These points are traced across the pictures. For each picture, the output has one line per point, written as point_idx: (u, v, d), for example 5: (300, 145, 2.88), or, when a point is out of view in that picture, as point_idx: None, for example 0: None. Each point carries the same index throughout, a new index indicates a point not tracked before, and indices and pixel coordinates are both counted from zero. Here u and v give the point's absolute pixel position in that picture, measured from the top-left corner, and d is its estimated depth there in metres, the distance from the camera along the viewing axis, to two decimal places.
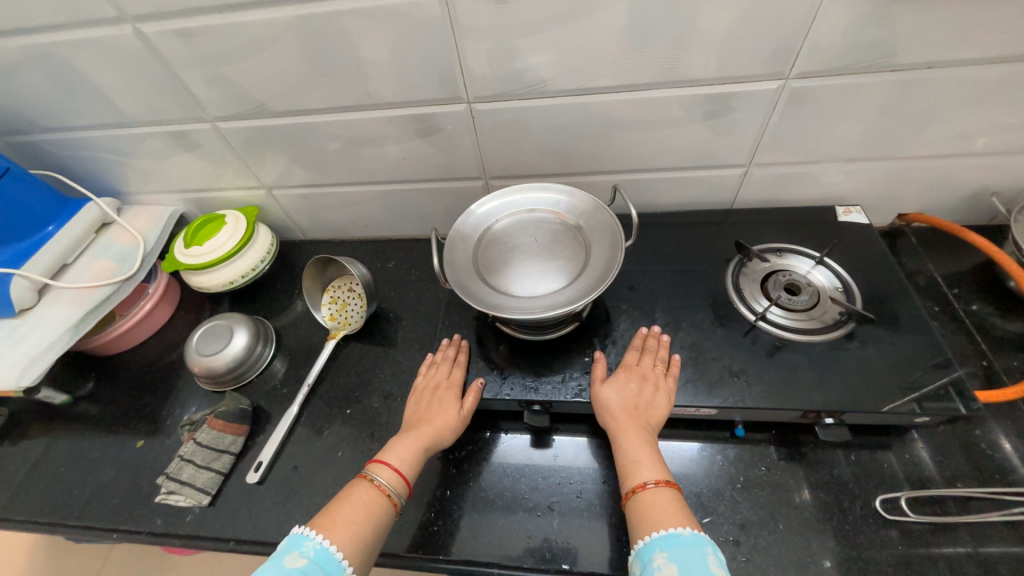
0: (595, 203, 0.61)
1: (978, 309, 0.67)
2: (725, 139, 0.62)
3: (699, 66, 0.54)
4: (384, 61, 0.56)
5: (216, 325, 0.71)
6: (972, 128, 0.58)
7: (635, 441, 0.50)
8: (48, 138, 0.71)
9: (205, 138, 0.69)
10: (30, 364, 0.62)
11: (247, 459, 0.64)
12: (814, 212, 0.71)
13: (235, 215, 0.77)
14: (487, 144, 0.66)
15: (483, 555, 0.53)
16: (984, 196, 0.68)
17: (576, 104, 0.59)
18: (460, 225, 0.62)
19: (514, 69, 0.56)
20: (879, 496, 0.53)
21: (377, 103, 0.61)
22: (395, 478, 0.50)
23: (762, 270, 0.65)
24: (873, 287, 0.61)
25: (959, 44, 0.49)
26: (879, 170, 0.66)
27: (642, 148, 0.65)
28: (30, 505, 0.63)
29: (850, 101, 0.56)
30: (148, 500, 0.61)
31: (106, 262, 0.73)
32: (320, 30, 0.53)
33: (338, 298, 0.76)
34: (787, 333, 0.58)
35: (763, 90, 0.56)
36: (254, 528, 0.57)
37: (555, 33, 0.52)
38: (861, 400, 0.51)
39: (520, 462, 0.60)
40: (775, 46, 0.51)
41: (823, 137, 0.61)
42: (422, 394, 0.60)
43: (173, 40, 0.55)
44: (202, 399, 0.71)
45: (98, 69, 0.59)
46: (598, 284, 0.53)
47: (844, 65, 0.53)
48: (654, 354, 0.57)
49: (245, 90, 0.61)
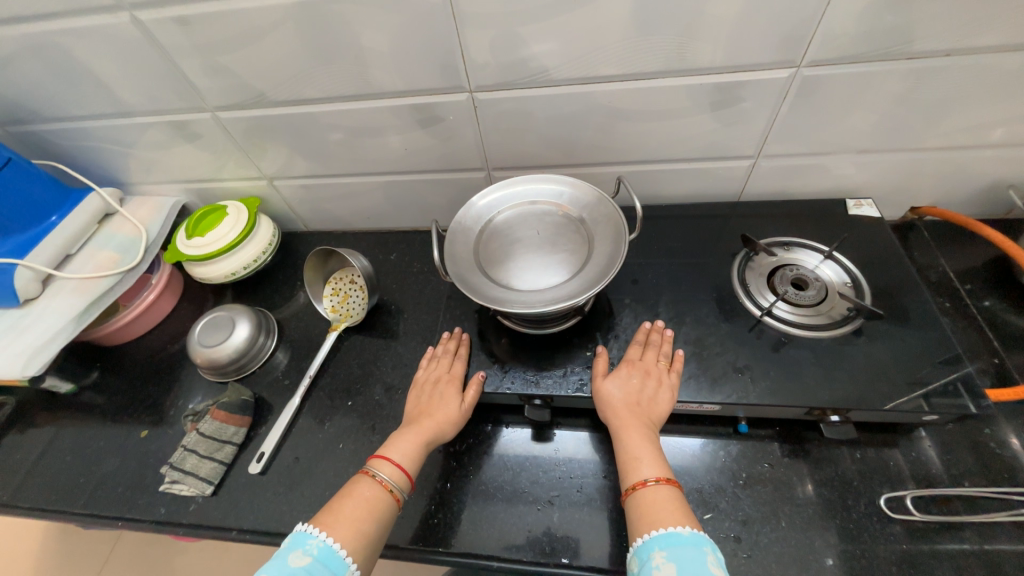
0: (599, 195, 0.60)
1: (991, 305, 0.65)
2: (734, 130, 0.61)
3: (707, 54, 0.52)
4: (384, 49, 0.55)
5: (217, 317, 0.71)
6: (990, 119, 0.56)
7: (636, 438, 0.49)
8: (50, 128, 0.70)
9: (206, 129, 0.68)
10: (36, 354, 0.63)
11: (249, 450, 0.64)
12: (823, 205, 0.70)
13: (236, 206, 0.77)
14: (489, 135, 0.65)
15: (483, 548, 0.53)
16: (1000, 189, 0.66)
17: (580, 93, 0.58)
18: (461, 218, 0.61)
19: (516, 58, 0.55)
20: (883, 494, 0.52)
21: (377, 93, 0.60)
22: (396, 472, 0.50)
23: (768, 265, 0.64)
24: (883, 282, 0.60)
25: (979, 32, 0.48)
26: (890, 162, 0.64)
27: (647, 138, 0.63)
28: (37, 492, 0.64)
29: (864, 90, 0.55)
30: (152, 489, 0.62)
31: (109, 253, 0.73)
32: (319, 17, 0.52)
33: (339, 290, 0.75)
34: (794, 329, 0.57)
35: (773, 79, 0.54)
36: (256, 518, 0.58)
37: (558, 21, 0.51)
38: (867, 397, 0.51)
39: (520, 456, 0.59)
40: (786, 33, 0.50)
41: (833, 128, 0.60)
42: (423, 387, 0.59)
43: (171, 28, 0.55)
44: (205, 390, 0.71)
45: (97, 58, 0.59)
46: (600, 278, 0.52)
47: (858, 53, 0.51)
48: (657, 349, 0.56)
49: (244, 80, 0.60)
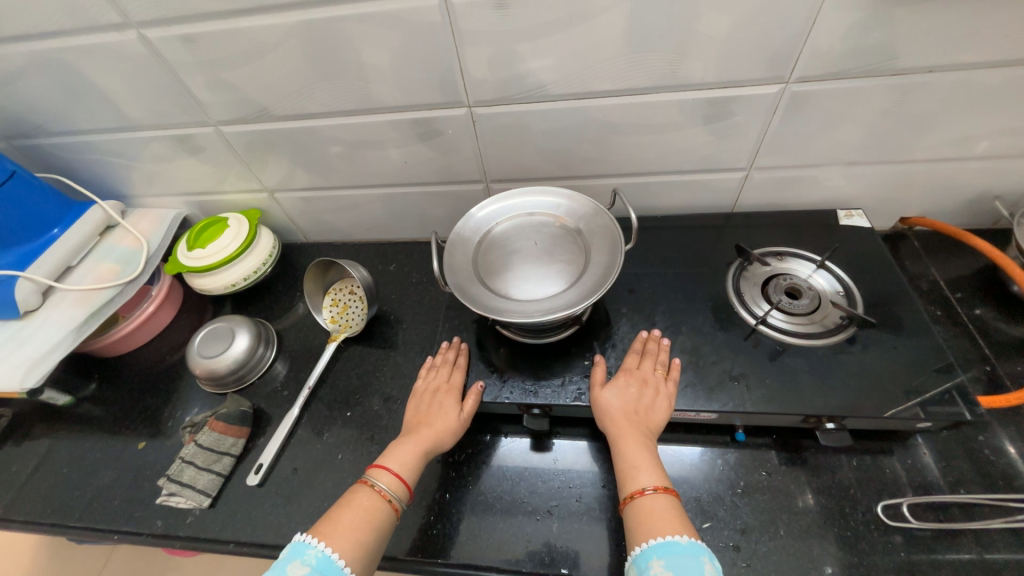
0: (595, 206, 0.61)
1: (981, 313, 0.66)
2: (726, 143, 0.62)
3: (699, 70, 0.54)
4: (385, 66, 0.56)
5: (217, 328, 0.71)
6: (975, 132, 0.58)
7: (635, 447, 0.50)
8: (55, 142, 0.71)
9: (208, 142, 0.69)
10: (35, 365, 0.63)
11: (247, 462, 0.64)
12: (815, 215, 0.71)
13: (237, 218, 0.78)
14: (487, 148, 0.67)
15: (483, 558, 0.53)
16: (986, 200, 0.67)
17: (576, 107, 0.60)
18: (460, 229, 0.62)
19: (514, 74, 0.56)
20: (881, 501, 0.52)
21: (378, 107, 0.62)
22: (395, 482, 0.50)
23: (762, 274, 0.65)
24: (876, 291, 0.61)
25: (959, 49, 0.49)
26: (879, 174, 0.65)
27: (642, 151, 0.65)
28: (32, 505, 0.63)
29: (852, 104, 0.56)
30: (149, 501, 0.62)
31: (110, 264, 0.74)
32: (322, 34, 0.53)
33: (339, 300, 0.76)
34: (788, 337, 0.58)
35: (763, 94, 0.56)
36: (254, 530, 0.57)
37: (554, 39, 0.52)
38: (862, 405, 0.51)
39: (519, 466, 0.59)
40: (775, 50, 0.51)
41: (823, 141, 0.61)
42: (422, 397, 0.60)
43: (176, 45, 0.56)
44: (203, 401, 0.71)
45: (103, 74, 0.60)
46: (597, 287, 0.53)
47: (845, 69, 0.52)
48: (655, 358, 0.57)
49: (247, 95, 0.61)
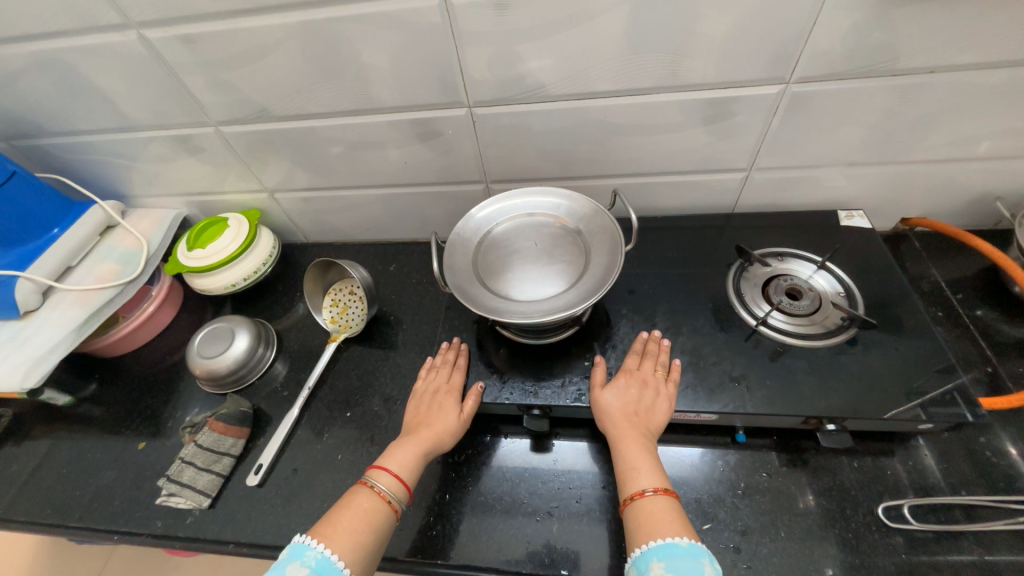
0: (595, 207, 0.61)
1: (983, 314, 0.66)
2: (727, 144, 0.62)
3: (699, 71, 0.54)
4: (385, 66, 0.56)
5: (217, 329, 0.71)
6: (977, 132, 0.57)
7: (635, 448, 0.49)
8: (56, 142, 0.71)
9: (208, 142, 0.69)
10: (35, 365, 0.63)
11: (247, 462, 0.64)
12: (816, 215, 0.71)
13: (237, 218, 0.77)
14: (487, 149, 0.67)
15: (483, 560, 0.53)
16: (988, 200, 0.67)
17: (576, 108, 0.60)
18: (460, 229, 0.62)
19: (514, 74, 0.56)
20: (882, 503, 0.52)
21: (378, 107, 0.62)
22: (395, 483, 0.50)
23: (762, 275, 0.65)
24: (877, 292, 0.61)
25: (961, 50, 0.49)
26: (880, 175, 0.65)
27: (643, 152, 0.65)
28: (31, 505, 0.63)
29: (853, 104, 0.56)
30: (149, 501, 0.62)
31: (111, 265, 0.74)
32: (322, 35, 0.53)
33: (339, 301, 0.76)
34: (789, 338, 0.57)
35: (764, 95, 0.56)
36: (254, 531, 0.57)
37: (554, 40, 0.52)
38: (863, 406, 0.51)
39: (519, 467, 0.59)
40: (775, 51, 0.51)
41: (823, 141, 0.61)
42: (422, 397, 0.60)
43: (177, 46, 0.56)
44: (203, 401, 0.71)
45: (103, 75, 0.60)
46: (597, 288, 0.53)
47: (845, 70, 0.52)
48: (655, 359, 0.57)
49: (247, 95, 0.61)
